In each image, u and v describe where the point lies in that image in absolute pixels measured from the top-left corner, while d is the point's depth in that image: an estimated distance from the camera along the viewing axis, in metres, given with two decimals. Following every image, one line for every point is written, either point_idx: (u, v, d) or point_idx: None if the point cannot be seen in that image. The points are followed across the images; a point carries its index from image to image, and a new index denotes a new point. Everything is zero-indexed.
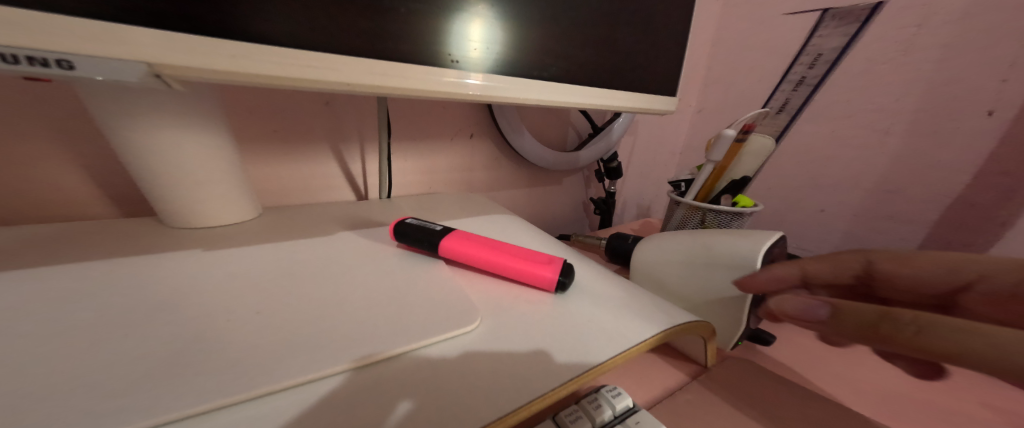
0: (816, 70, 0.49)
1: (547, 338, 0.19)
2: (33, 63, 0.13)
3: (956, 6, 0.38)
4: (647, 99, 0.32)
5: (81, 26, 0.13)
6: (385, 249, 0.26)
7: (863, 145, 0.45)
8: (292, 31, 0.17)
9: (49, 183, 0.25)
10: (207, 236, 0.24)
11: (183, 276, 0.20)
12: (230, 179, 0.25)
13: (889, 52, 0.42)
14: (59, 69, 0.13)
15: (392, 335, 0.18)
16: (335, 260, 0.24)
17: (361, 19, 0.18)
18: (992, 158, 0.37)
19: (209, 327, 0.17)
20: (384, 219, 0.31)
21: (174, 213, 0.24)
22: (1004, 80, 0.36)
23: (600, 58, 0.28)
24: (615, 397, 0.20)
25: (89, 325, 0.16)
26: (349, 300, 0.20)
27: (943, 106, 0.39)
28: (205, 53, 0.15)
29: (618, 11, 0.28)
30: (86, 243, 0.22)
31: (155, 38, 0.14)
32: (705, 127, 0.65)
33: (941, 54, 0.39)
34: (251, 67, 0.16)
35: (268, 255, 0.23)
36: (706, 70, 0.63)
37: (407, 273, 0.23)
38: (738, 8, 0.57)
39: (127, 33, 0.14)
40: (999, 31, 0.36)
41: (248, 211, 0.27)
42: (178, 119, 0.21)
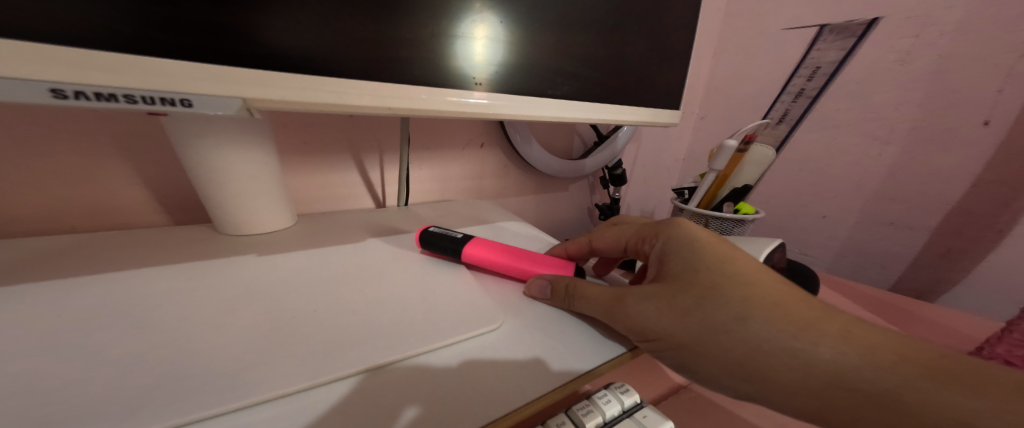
0: (814, 82, 0.50)
1: (564, 339, 0.21)
2: (164, 103, 0.16)
3: (951, 20, 0.39)
4: (653, 112, 0.33)
5: (189, 68, 0.15)
6: (411, 254, 0.28)
7: (863, 154, 0.47)
8: (345, 63, 0.19)
9: (112, 195, 0.27)
10: (253, 243, 0.26)
11: (239, 279, 0.22)
12: (273, 193, 0.27)
13: (888, 63, 0.44)
14: (182, 107, 0.16)
15: (427, 332, 0.19)
16: (364, 266, 0.25)
17: (403, 51, 0.21)
18: (990, 166, 0.38)
19: (271, 323, 0.19)
20: (403, 226, 0.33)
21: (229, 222, 0.26)
22: (1000, 90, 0.37)
23: (608, 75, 0.30)
24: (623, 393, 0.22)
25: (165, 321, 0.18)
26: (385, 301, 0.22)
27: (941, 116, 0.41)
28: (281, 87, 0.17)
29: (625, 30, 0.30)
30: (138, 249, 0.24)
31: (247, 75, 0.17)
32: (708, 135, 0.66)
33: (936, 66, 0.41)
34: (314, 97, 0.18)
35: (308, 260, 0.25)
36: (708, 79, 0.64)
37: (433, 278, 0.25)
38: (740, 20, 0.59)
39: (222, 72, 0.16)
40: (992, 44, 0.37)
41: (286, 220, 0.29)
42: (236, 138, 0.23)
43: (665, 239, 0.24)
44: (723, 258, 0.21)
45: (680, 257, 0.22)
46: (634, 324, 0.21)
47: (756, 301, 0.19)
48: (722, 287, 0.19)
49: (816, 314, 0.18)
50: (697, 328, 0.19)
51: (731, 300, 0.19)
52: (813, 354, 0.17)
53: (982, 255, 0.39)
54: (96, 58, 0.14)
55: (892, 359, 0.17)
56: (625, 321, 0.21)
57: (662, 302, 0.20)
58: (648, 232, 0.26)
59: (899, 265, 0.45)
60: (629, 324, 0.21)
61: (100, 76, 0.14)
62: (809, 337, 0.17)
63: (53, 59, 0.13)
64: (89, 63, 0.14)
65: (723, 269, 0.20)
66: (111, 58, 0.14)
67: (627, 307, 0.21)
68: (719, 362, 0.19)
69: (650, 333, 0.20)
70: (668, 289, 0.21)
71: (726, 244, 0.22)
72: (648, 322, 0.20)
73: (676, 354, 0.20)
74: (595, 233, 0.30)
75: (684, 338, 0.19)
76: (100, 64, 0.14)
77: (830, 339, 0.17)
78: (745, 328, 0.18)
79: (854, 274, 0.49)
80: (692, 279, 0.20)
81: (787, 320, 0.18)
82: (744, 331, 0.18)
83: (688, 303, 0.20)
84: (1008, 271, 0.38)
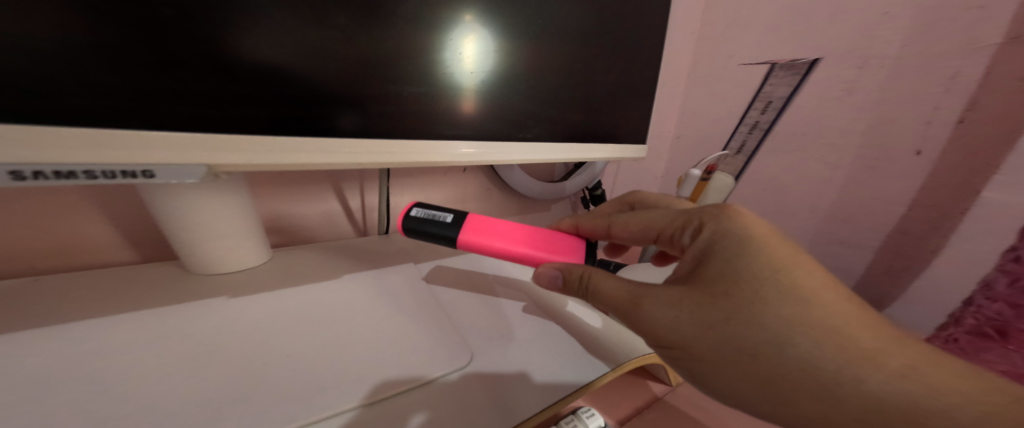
0: (766, 116, 0.55)
1: (532, 367, 0.24)
2: (126, 176, 0.18)
3: (888, 54, 0.44)
4: (603, 148, 0.39)
5: (160, 141, 0.19)
6: (390, 286, 0.29)
7: (817, 176, 0.51)
8: (305, 126, 0.23)
9: (75, 229, 0.26)
10: (226, 283, 0.26)
11: (219, 318, 0.22)
12: (247, 233, 0.27)
13: (836, 91, 0.48)
14: (143, 177, 0.19)
15: (406, 369, 0.22)
16: (349, 302, 0.26)
17: (365, 110, 0.25)
18: (924, 192, 0.42)
19: (256, 367, 0.20)
20: (382, 258, 0.33)
21: (198, 263, 0.26)
22: (928, 122, 0.41)
23: (572, 118, 0.38)
24: (588, 417, 0.26)
25: (146, 366, 0.19)
26: (369, 337, 0.23)
27: (881, 143, 0.45)
28: (241, 152, 0.21)
29: (586, 81, 0.37)
30: (98, 291, 0.24)
31: (209, 142, 0.20)
32: (682, 155, 0.70)
33: (878, 95, 0.45)
34: (277, 158, 0.22)
35: (292, 296, 0.25)
36: (683, 101, 0.69)
37: (416, 312, 0.27)
38: (709, 46, 0.63)
39: (189, 142, 0.19)
40: (923, 77, 0.42)
41: (261, 256, 0.29)
42: (210, 190, 0.24)
43: (706, 237, 0.25)
44: (781, 275, 0.22)
45: (716, 262, 0.23)
46: (650, 325, 0.23)
47: (809, 328, 0.20)
48: (762, 305, 0.21)
49: (878, 344, 0.20)
50: (722, 342, 0.21)
51: (771, 322, 0.21)
52: (857, 386, 0.19)
53: (916, 274, 0.43)
54: (67, 137, 0.17)
55: (948, 402, 0.18)
56: (648, 322, 0.23)
57: (684, 311, 0.22)
58: (685, 224, 0.27)
59: (848, 281, 0.49)
60: (645, 326, 0.23)
61: (77, 155, 0.17)
62: (857, 370, 0.19)
63: (32, 140, 0.16)
64: (60, 143, 0.17)
65: (776, 287, 0.21)
66: (83, 135, 0.17)
67: (651, 307, 0.23)
68: (736, 375, 0.21)
69: (671, 340, 0.23)
70: (694, 297, 0.23)
71: (784, 254, 0.22)
72: (669, 325, 0.23)
73: (694, 364, 0.22)
74: (615, 218, 0.31)
75: (702, 350, 0.22)
76: (69, 143, 0.17)
77: (879, 375, 0.19)
78: (781, 351, 0.20)
79: None
80: (728, 291, 0.22)
81: (837, 353, 0.20)
82: (778, 354, 0.20)
83: (717, 316, 0.22)
84: (938, 289, 0.41)
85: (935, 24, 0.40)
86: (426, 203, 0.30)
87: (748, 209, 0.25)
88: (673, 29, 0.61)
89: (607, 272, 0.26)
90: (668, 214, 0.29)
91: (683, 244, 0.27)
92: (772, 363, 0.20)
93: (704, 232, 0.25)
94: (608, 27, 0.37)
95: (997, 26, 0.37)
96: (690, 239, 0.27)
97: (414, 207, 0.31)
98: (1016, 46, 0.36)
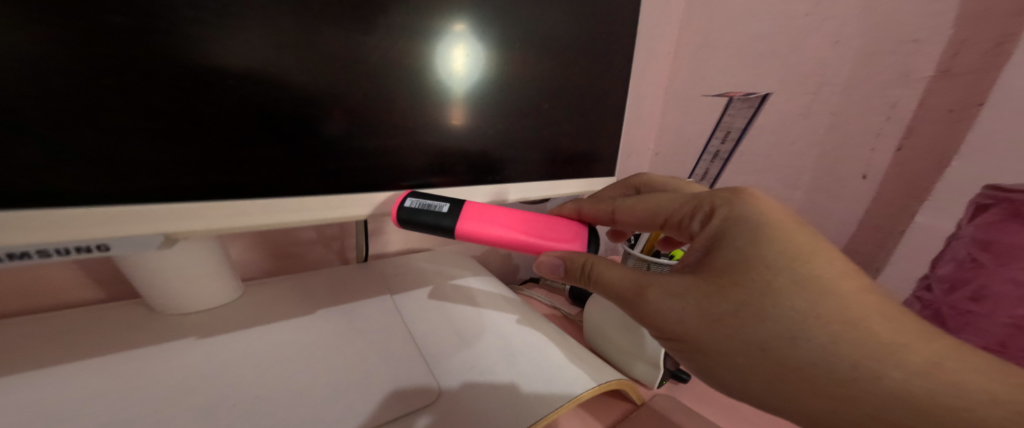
0: (726, 145, 0.56)
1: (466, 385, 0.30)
2: (81, 251, 0.22)
3: (840, 80, 0.50)
4: (567, 179, 0.47)
5: (125, 219, 0.23)
6: (358, 319, 0.35)
7: (780, 193, 0.58)
8: (268, 189, 0.27)
9: (46, 277, 0.32)
10: (193, 320, 0.32)
11: (188, 357, 0.28)
12: (213, 276, 0.33)
13: (796, 114, 0.54)
14: (100, 250, 0.23)
15: (350, 392, 0.27)
16: (307, 338, 0.31)
17: (332, 173, 0.30)
18: (872, 213, 0.48)
19: (226, 399, 0.25)
20: (360, 286, 0.40)
21: (168, 305, 0.31)
22: (873, 148, 0.47)
23: (544, 142, 0.44)
24: None
25: (120, 399, 0.24)
26: (319, 367, 0.29)
27: (833, 165, 0.51)
28: (203, 220, 0.25)
29: (555, 107, 0.44)
30: (74, 333, 0.29)
31: (162, 216, 0.24)
32: (661, 169, 0.79)
33: (831, 120, 0.51)
34: (233, 223, 0.26)
35: (255, 334, 0.31)
36: (662, 119, 0.77)
37: (360, 342, 0.32)
38: (687, 67, 0.70)
39: (155, 216, 0.24)
40: (869, 103, 0.48)
41: (234, 293, 0.35)
42: (182, 249, 0.30)
43: (716, 222, 0.27)
44: (801, 265, 0.23)
45: (727, 251, 0.25)
46: (655, 314, 0.25)
47: (833, 326, 0.21)
48: (774, 295, 0.23)
49: (905, 338, 0.21)
50: (727, 334, 0.23)
51: (783, 314, 0.22)
52: (879, 381, 0.20)
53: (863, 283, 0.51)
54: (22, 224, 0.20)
55: (982, 396, 0.19)
56: (655, 310, 0.25)
57: (691, 303, 0.24)
58: (694, 210, 0.30)
59: None
60: (653, 314, 0.26)
61: (48, 234, 0.21)
62: (875, 368, 0.20)
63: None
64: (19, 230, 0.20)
65: (793, 279, 0.23)
66: (59, 215, 0.21)
67: (659, 294, 0.25)
68: (744, 367, 0.23)
69: (680, 330, 0.24)
70: (704, 287, 0.24)
71: (799, 242, 0.24)
72: (676, 313, 0.25)
73: (700, 354, 0.24)
74: (620, 202, 0.35)
75: (709, 340, 0.24)
76: (16, 229, 0.20)
77: (899, 370, 0.20)
78: (794, 343, 0.22)
79: None
80: (738, 280, 0.24)
81: (856, 348, 0.21)
82: (790, 346, 0.22)
83: (728, 307, 0.23)
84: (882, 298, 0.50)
85: (880, 55, 0.46)
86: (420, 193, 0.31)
87: (764, 193, 0.27)
88: (642, 56, 0.68)
89: (611, 262, 0.28)
90: (678, 200, 0.31)
91: (693, 229, 0.30)
92: (785, 354, 0.22)
93: (715, 218, 0.28)
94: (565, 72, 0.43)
95: (930, 61, 0.42)
96: (699, 224, 0.29)
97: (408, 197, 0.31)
98: (948, 79, 0.41)
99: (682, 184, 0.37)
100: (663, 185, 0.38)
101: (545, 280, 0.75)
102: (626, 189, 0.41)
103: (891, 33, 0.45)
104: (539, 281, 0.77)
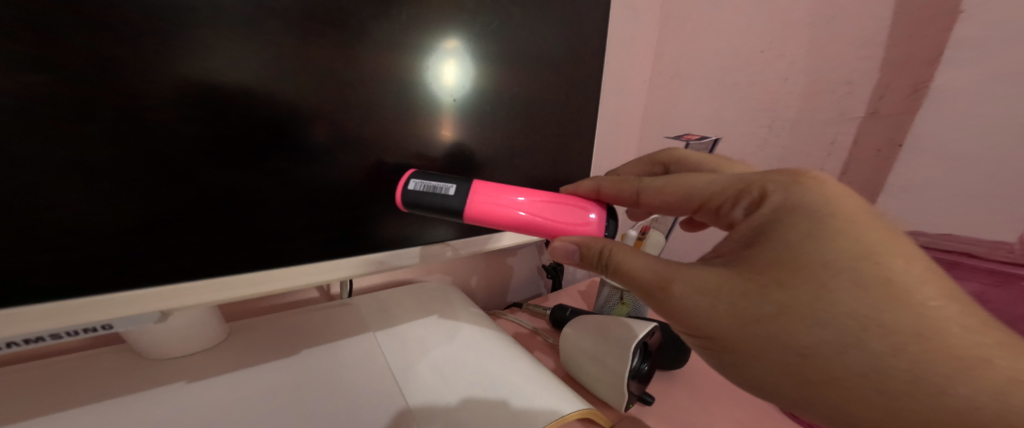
0: None
1: (426, 407, 0.36)
2: (87, 331, 0.27)
3: (789, 116, 0.59)
4: None
5: (131, 299, 0.27)
6: (343, 354, 0.41)
7: None
8: (263, 258, 0.32)
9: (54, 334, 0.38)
10: (180, 364, 0.36)
11: (185, 393, 0.32)
12: (200, 322, 0.37)
13: (752, 146, 0.64)
14: (104, 329, 0.27)
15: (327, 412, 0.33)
16: (294, 372, 0.37)
17: (321, 235, 0.35)
18: None
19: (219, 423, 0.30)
20: (348, 327, 0.45)
21: (156, 351, 0.36)
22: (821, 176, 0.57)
23: (529, 154, 0.49)
24: None
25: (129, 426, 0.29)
26: (301, 396, 0.34)
27: None
28: (199, 294, 0.30)
29: (533, 119, 0.48)
30: (74, 379, 0.33)
31: (165, 294, 0.28)
32: None
33: (783, 153, 0.61)
34: (227, 294, 0.31)
35: (246, 374, 0.36)
36: (638, 144, 0.83)
37: (337, 374, 0.37)
38: (658, 94, 0.77)
39: (163, 293, 0.28)
40: (813, 135, 0.57)
41: (218, 337, 0.39)
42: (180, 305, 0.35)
43: (766, 212, 0.24)
44: (871, 266, 0.20)
45: (779, 247, 0.22)
46: (678, 310, 0.23)
47: (897, 336, 0.19)
48: (829, 299, 0.20)
49: (976, 344, 0.18)
50: (759, 333, 0.21)
51: (834, 320, 0.20)
52: (943, 396, 0.18)
53: None
54: (34, 315, 0.24)
55: None
56: (681, 306, 0.23)
57: (723, 301, 0.22)
58: (738, 194, 0.26)
59: None
60: (675, 311, 0.23)
61: (63, 320, 0.25)
62: (939, 381, 0.18)
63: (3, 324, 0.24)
64: (30, 320, 0.25)
65: (854, 281, 0.20)
66: (77, 302, 0.26)
67: (688, 288, 0.23)
68: (773, 370, 0.21)
69: (706, 328, 0.23)
70: (743, 285, 0.22)
71: (873, 240, 0.20)
72: (704, 309, 0.22)
73: (725, 355, 0.23)
74: (646, 180, 0.30)
75: (737, 341, 0.22)
76: (38, 320, 0.25)
77: (971, 385, 0.18)
78: (842, 356, 0.19)
79: None
80: (787, 279, 0.21)
81: (918, 359, 0.18)
82: (837, 358, 0.19)
83: (770, 309, 0.21)
84: None
85: (821, 94, 0.55)
86: (423, 174, 0.30)
87: (830, 178, 0.23)
88: (619, 89, 0.74)
89: (631, 250, 0.26)
90: (718, 180, 0.27)
91: (734, 217, 0.26)
92: (831, 363, 0.20)
93: (765, 206, 0.24)
94: (538, 115, 0.48)
95: (861, 102, 0.52)
96: (743, 211, 0.25)
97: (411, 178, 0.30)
98: (874, 119, 0.51)
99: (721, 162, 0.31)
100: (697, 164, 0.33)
101: (527, 304, 0.74)
102: (652, 167, 0.37)
103: (831, 75, 0.54)
104: (522, 306, 0.75)
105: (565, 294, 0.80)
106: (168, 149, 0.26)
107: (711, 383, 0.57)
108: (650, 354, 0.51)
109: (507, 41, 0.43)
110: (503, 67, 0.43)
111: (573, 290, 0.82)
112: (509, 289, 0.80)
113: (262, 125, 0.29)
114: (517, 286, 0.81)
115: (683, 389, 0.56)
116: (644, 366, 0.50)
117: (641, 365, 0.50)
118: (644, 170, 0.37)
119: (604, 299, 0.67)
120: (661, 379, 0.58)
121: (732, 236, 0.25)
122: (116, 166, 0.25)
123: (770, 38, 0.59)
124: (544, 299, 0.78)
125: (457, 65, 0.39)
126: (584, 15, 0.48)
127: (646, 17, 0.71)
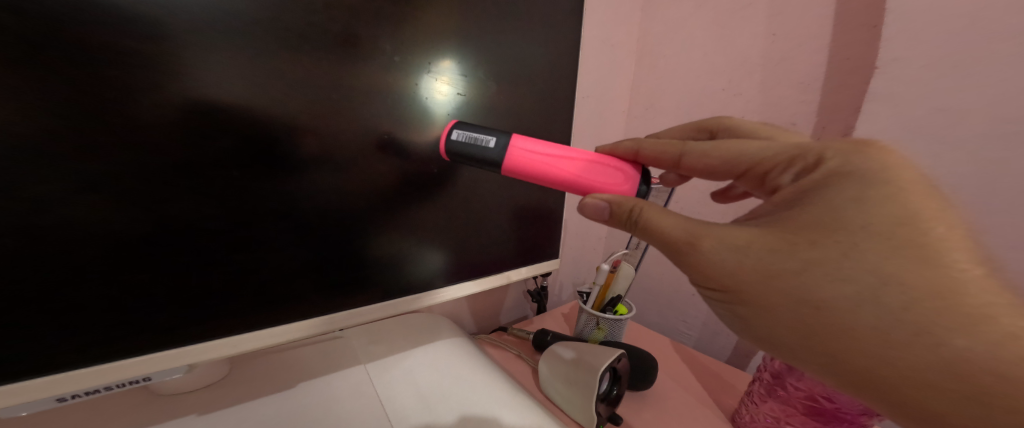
0: (658, 200, 0.51)
1: None
2: (127, 385, 0.30)
3: None
4: (530, 266, 0.56)
5: (164, 356, 0.30)
6: (327, 393, 0.39)
7: None
8: (273, 298, 0.34)
9: None
10: (183, 400, 0.36)
11: None
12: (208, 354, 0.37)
13: None
14: (141, 382, 0.30)
15: None
16: (276, 416, 0.35)
17: (325, 262, 0.36)
18: None
19: None
20: (346, 363, 0.45)
21: (167, 387, 0.36)
22: None
23: None
24: None
25: None
26: None
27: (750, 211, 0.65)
28: (221, 348, 0.32)
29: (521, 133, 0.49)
30: (67, 413, 0.33)
31: (194, 351, 0.31)
32: None
33: None
34: (246, 346, 0.34)
35: (241, 413, 0.35)
36: None
37: (306, 416, 0.36)
38: (635, 126, 0.83)
39: (187, 348, 0.31)
40: None
41: (222, 372, 0.39)
42: None
43: (816, 177, 0.24)
44: (905, 231, 0.20)
45: (812, 210, 0.23)
46: (702, 266, 0.24)
47: (910, 294, 0.19)
48: (859, 255, 0.20)
49: (982, 300, 0.18)
50: (773, 287, 0.22)
51: (853, 275, 0.20)
52: (939, 345, 0.18)
53: None
54: (75, 378, 0.27)
55: None
56: (705, 260, 0.24)
57: (750, 257, 0.23)
58: (790, 160, 0.25)
59: None
60: (699, 266, 0.24)
61: (104, 377, 0.28)
62: (935, 332, 0.18)
63: (41, 391, 0.26)
64: (69, 383, 0.27)
65: (886, 243, 0.20)
66: (109, 354, 0.28)
67: (717, 241, 0.24)
68: (781, 327, 0.22)
69: (725, 284, 0.24)
70: (771, 242, 0.23)
71: (912, 207, 0.20)
72: (725, 260, 0.24)
73: (739, 308, 0.24)
74: (692, 145, 0.29)
75: (754, 295, 0.23)
76: (83, 380, 0.27)
77: (966, 337, 0.18)
78: (852, 313, 0.20)
79: (711, 350, 0.75)
80: (818, 237, 0.22)
81: (924, 312, 0.19)
82: (847, 314, 0.20)
83: (794, 266, 0.22)
84: None
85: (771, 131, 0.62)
86: (468, 127, 0.32)
87: (895, 150, 0.22)
88: (599, 120, 0.79)
89: (661, 208, 0.26)
90: (771, 146, 0.26)
91: (780, 182, 0.26)
92: (844, 317, 0.20)
93: (818, 171, 0.24)
94: (521, 132, 0.49)
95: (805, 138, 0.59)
96: (791, 177, 0.25)
97: (455, 130, 0.32)
98: None
99: (777, 131, 0.31)
100: (751, 132, 0.32)
101: (511, 327, 0.71)
102: (697, 132, 0.37)
103: (779, 115, 0.61)
104: (507, 330, 0.72)
105: (549, 317, 0.77)
106: (150, 190, 0.27)
107: (689, 400, 0.56)
108: (623, 377, 0.50)
109: (498, 56, 0.45)
110: (488, 80, 0.44)
111: (557, 313, 0.80)
112: (494, 314, 0.77)
113: (234, 154, 0.30)
114: (503, 310, 0.78)
115: (651, 407, 0.54)
116: (614, 390, 0.50)
117: (612, 388, 0.50)
118: (688, 135, 0.37)
119: (583, 318, 0.66)
120: (630, 399, 0.56)
121: (773, 199, 0.25)
122: (109, 203, 0.26)
123: (727, 78, 0.66)
124: (528, 322, 0.75)
125: (450, 83, 0.41)
126: (565, 37, 0.51)
127: (621, 56, 0.78)
